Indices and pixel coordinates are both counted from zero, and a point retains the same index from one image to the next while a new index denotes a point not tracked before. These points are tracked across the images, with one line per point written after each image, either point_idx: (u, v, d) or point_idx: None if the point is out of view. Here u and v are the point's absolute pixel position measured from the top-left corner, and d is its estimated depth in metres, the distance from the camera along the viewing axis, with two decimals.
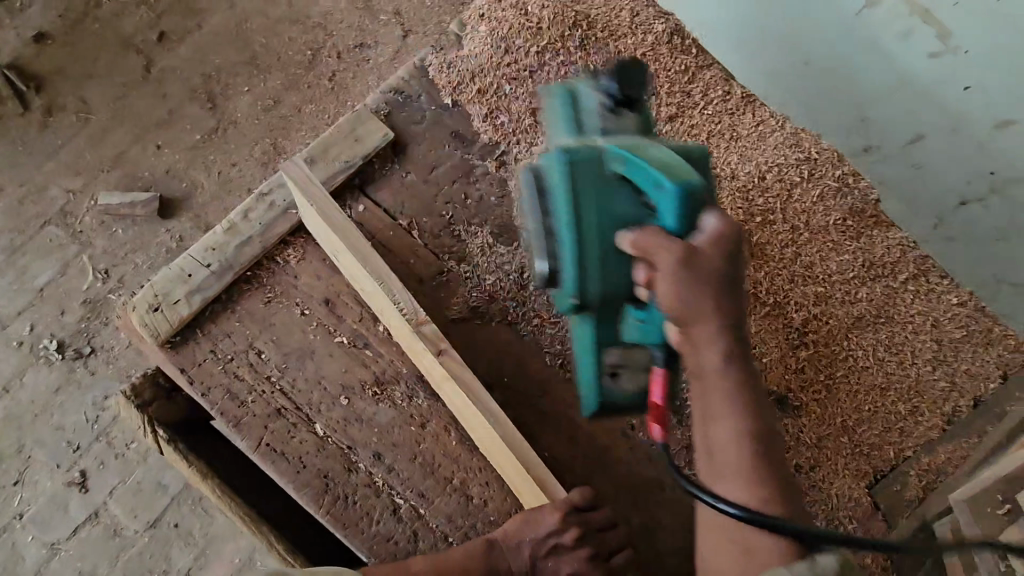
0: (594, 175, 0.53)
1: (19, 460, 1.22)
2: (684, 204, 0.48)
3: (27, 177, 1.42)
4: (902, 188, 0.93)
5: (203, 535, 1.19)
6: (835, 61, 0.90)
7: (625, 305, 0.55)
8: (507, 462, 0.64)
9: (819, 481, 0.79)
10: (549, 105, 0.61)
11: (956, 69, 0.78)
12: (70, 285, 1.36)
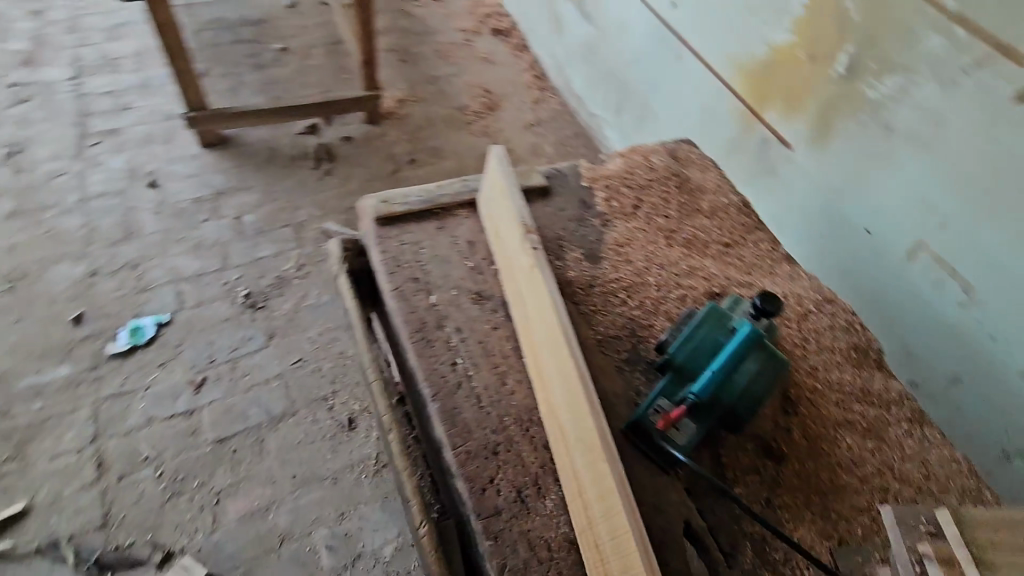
0: (719, 319, 0.95)
1: (174, 352, 1.68)
2: (745, 341, 0.89)
3: (293, 198, 2.13)
4: (949, 415, 1.29)
5: (246, 469, 1.52)
6: (897, 306, 1.37)
7: (687, 381, 0.92)
8: (550, 329, 0.90)
9: (783, 521, 0.90)
10: (724, 299, 1.06)
11: (981, 320, 1.22)
12: (275, 263, 1.94)
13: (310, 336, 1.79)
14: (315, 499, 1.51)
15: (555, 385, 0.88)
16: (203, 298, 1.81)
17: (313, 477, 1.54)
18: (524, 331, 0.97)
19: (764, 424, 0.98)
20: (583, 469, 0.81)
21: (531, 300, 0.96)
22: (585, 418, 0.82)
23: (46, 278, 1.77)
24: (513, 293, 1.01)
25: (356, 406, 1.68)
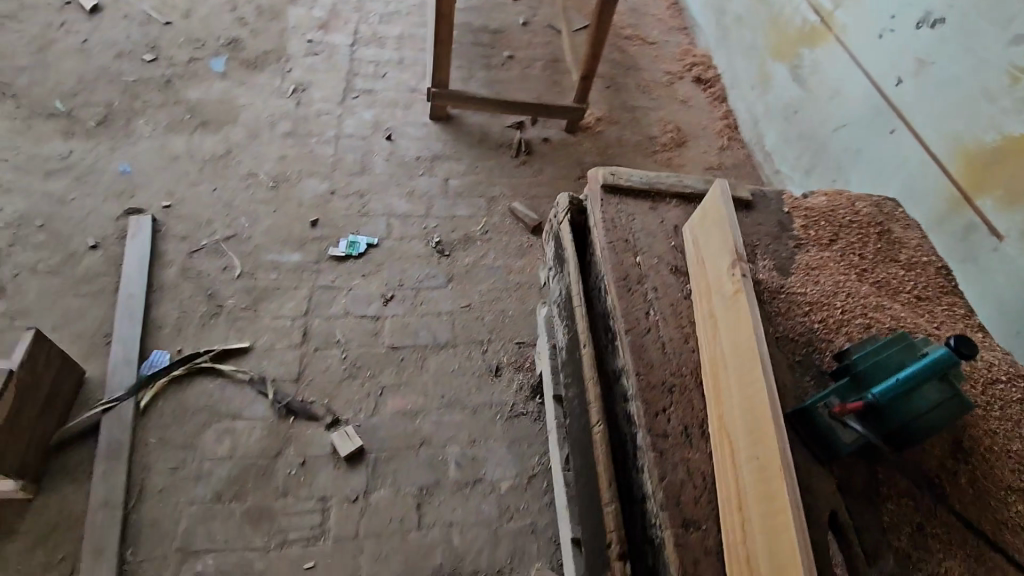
0: (909, 344, 0.98)
1: (375, 269, 2.02)
2: (936, 360, 0.90)
3: (492, 176, 2.43)
4: None
5: (407, 376, 1.79)
6: None
7: (863, 390, 0.96)
8: (744, 352, 0.91)
9: (927, 549, 0.90)
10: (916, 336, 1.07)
11: None
12: (466, 223, 2.23)
13: (480, 290, 2.04)
14: (454, 420, 1.72)
15: (735, 403, 0.90)
16: (406, 234, 2.14)
17: (457, 402, 1.76)
18: (710, 347, 1.01)
19: (928, 458, 0.98)
20: (752, 494, 0.81)
21: (727, 321, 0.98)
22: (765, 440, 0.83)
23: (300, 186, 2.19)
24: (705, 308, 1.06)
25: (504, 357, 1.88)
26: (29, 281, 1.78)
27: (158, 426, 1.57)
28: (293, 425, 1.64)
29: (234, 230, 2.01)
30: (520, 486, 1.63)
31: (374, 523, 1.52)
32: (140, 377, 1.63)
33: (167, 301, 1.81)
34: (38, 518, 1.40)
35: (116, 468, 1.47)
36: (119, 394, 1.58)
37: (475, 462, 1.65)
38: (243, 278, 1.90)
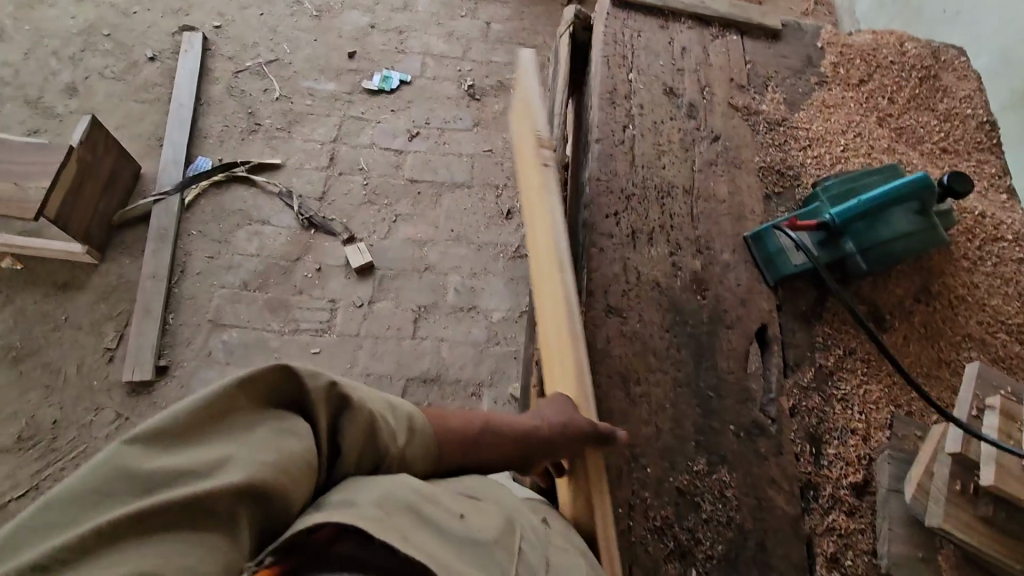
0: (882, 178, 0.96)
1: (405, 106, 2.05)
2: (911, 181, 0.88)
3: (538, 23, 2.30)
4: None
5: (422, 208, 1.88)
6: None
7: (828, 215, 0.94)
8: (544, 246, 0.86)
9: (850, 372, 0.90)
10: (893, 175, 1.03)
11: None
12: (503, 71, 2.17)
13: (505, 137, 2.03)
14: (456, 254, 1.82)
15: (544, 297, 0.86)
16: (439, 75, 2.13)
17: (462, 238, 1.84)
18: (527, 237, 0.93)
19: (884, 296, 0.94)
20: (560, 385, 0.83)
21: (530, 210, 0.92)
22: (562, 331, 0.81)
23: (341, 18, 2.20)
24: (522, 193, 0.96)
25: (517, 203, 1.91)
26: (96, 84, 1.97)
27: (198, 221, 1.78)
28: (313, 237, 1.79)
29: (276, 56, 2.08)
30: (511, 318, 1.74)
31: (374, 328, 1.69)
32: (185, 177, 1.82)
33: (212, 116, 1.96)
34: (102, 279, 1.67)
35: (163, 248, 1.70)
36: (167, 189, 1.79)
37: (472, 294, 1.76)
38: (281, 101, 2.00)
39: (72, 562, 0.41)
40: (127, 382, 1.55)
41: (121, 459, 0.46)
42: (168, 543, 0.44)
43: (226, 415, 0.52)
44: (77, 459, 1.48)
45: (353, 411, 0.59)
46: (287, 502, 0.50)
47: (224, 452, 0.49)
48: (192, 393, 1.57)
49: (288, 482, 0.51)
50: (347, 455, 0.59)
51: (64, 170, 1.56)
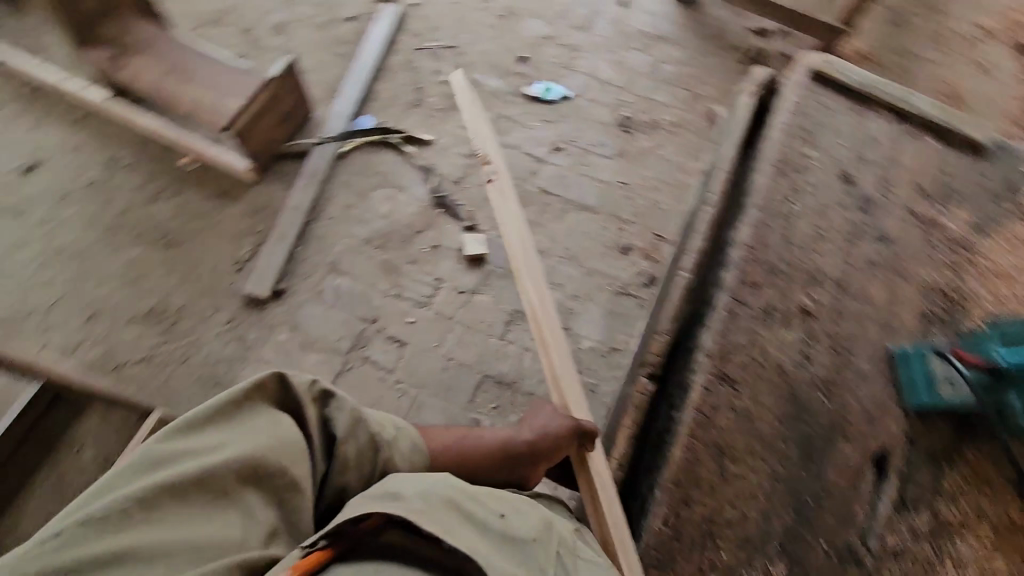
0: None
1: (557, 120, 2.11)
2: None
3: (709, 72, 2.26)
4: None
5: (545, 219, 1.92)
6: None
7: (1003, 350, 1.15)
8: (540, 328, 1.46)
9: (874, 507, 1.18)
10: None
11: None
12: (660, 110, 2.16)
13: (644, 175, 2.02)
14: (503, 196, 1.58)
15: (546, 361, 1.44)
16: (597, 99, 2.17)
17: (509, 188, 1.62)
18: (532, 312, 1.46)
19: (923, 460, 1.21)
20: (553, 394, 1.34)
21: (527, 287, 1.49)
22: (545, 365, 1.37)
23: (524, 24, 2.31)
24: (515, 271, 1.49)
25: (637, 241, 1.89)
26: (301, 29, 2.19)
27: (346, 172, 1.92)
28: (438, 216, 1.87)
29: (456, 44, 2.23)
30: (598, 350, 1.72)
31: (467, 316, 1.74)
32: (347, 130, 1.97)
33: (385, 83, 2.12)
34: (254, 197, 1.86)
35: (310, 186, 1.86)
36: (329, 135, 1.95)
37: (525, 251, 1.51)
38: (447, 86, 2.14)
39: (118, 516, 0.67)
40: (248, 294, 1.72)
41: (149, 451, 0.74)
42: (191, 507, 0.72)
43: (227, 420, 0.80)
44: (187, 346, 1.66)
45: (335, 406, 0.90)
46: (278, 468, 0.79)
47: (205, 446, 0.76)
48: (294, 321, 1.71)
49: (264, 452, 0.78)
50: (338, 439, 0.88)
51: (257, 96, 1.77)
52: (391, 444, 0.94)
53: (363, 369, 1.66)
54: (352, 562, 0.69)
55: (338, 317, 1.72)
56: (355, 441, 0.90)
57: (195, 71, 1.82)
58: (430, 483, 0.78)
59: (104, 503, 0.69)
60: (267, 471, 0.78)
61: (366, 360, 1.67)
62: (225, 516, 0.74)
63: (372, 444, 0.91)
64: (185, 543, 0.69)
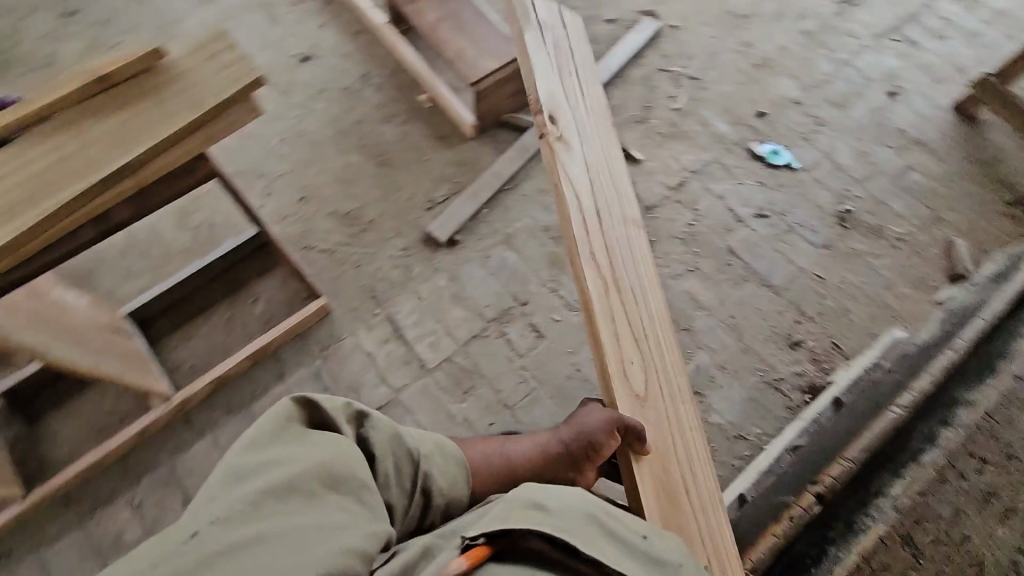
0: None
1: (772, 186, 2.00)
2: None
3: (966, 198, 1.97)
4: None
5: (720, 277, 1.84)
6: None
7: None
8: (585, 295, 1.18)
9: None
10: None
11: None
12: (890, 218, 1.94)
13: (844, 277, 1.84)
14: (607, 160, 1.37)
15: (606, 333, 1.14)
16: (824, 181, 2.01)
17: (615, 153, 1.43)
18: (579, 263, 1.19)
19: None
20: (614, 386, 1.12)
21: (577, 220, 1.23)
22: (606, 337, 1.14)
23: (775, 80, 2.20)
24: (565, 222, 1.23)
25: (810, 341, 1.75)
26: None
27: None
28: None
29: (698, 77, 2.21)
30: (725, 431, 1.62)
31: None
32: None
33: (617, 92, 2.16)
34: (464, 151, 1.99)
35: (516, 160, 1.94)
36: None
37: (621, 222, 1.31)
38: (674, 113, 2.13)
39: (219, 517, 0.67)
40: (429, 234, 1.85)
41: (233, 464, 0.75)
42: (291, 507, 0.71)
43: (286, 441, 0.78)
44: (363, 256, 1.83)
45: (369, 426, 0.88)
46: (348, 471, 0.78)
47: (283, 460, 0.75)
48: (454, 273, 1.81)
49: (336, 460, 0.78)
50: (377, 457, 0.87)
51: (509, 65, 1.88)
52: (428, 460, 0.92)
53: (497, 343, 1.71)
54: (506, 562, 0.77)
55: (493, 286, 1.79)
56: (393, 459, 0.89)
57: (465, 23, 1.97)
58: (568, 499, 0.83)
59: (208, 520, 0.67)
60: (341, 477, 0.77)
61: (502, 336, 1.73)
62: (336, 511, 0.74)
63: (411, 458, 0.90)
64: (313, 533, 0.69)
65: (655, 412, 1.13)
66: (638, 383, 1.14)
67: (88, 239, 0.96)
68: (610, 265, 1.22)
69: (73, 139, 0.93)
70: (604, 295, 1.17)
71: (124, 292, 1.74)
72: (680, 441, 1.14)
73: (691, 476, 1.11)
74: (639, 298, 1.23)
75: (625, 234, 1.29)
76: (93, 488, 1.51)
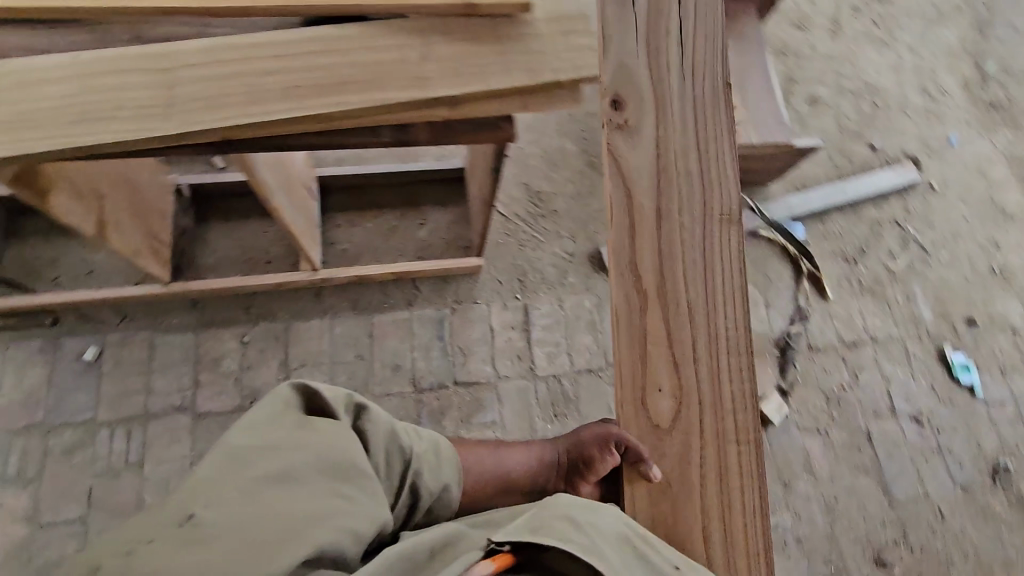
0: None
1: (943, 398, 1.83)
2: None
3: None
4: None
5: (843, 454, 1.73)
6: None
7: None
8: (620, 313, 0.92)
9: None
10: None
11: None
12: None
13: (964, 530, 1.70)
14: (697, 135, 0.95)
15: (627, 356, 0.91)
16: (999, 425, 1.82)
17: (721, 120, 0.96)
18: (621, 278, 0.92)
19: None
20: (633, 409, 0.90)
21: (638, 225, 0.93)
22: (630, 361, 0.90)
23: (1005, 297, 1.99)
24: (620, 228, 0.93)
25: (895, 568, 1.64)
26: (826, 117, 2.13)
27: (747, 250, 1.91)
28: (771, 355, 1.81)
29: (928, 250, 2.02)
30: None
31: None
32: (783, 224, 1.92)
33: (842, 221, 2.00)
34: None
35: None
36: (766, 213, 1.92)
37: (699, 220, 0.93)
38: (886, 272, 1.96)
39: (209, 504, 0.70)
40: (599, 254, 1.83)
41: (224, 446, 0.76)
42: (282, 495, 0.74)
43: (285, 424, 0.80)
44: (531, 240, 1.82)
45: (367, 417, 0.87)
46: (344, 458, 0.79)
47: (279, 448, 0.77)
48: (601, 303, 1.78)
49: (328, 450, 0.79)
50: (371, 448, 0.86)
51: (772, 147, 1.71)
52: (422, 458, 0.90)
53: (606, 389, 1.69)
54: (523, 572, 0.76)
55: None
56: (385, 451, 0.87)
57: (749, 71, 1.78)
58: (604, 518, 0.79)
59: (203, 502, 0.71)
60: (337, 465, 0.78)
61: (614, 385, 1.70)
62: (335, 500, 0.76)
63: (405, 457, 0.88)
64: (299, 526, 0.71)
65: (677, 443, 0.89)
66: (663, 409, 0.89)
67: (386, 141, 0.98)
68: (667, 283, 0.91)
69: (420, 45, 0.94)
70: (640, 302, 0.91)
71: (319, 154, 1.81)
72: (715, 475, 0.88)
73: (724, 513, 0.87)
74: (705, 294, 0.92)
75: (697, 222, 0.93)
76: (218, 307, 1.62)
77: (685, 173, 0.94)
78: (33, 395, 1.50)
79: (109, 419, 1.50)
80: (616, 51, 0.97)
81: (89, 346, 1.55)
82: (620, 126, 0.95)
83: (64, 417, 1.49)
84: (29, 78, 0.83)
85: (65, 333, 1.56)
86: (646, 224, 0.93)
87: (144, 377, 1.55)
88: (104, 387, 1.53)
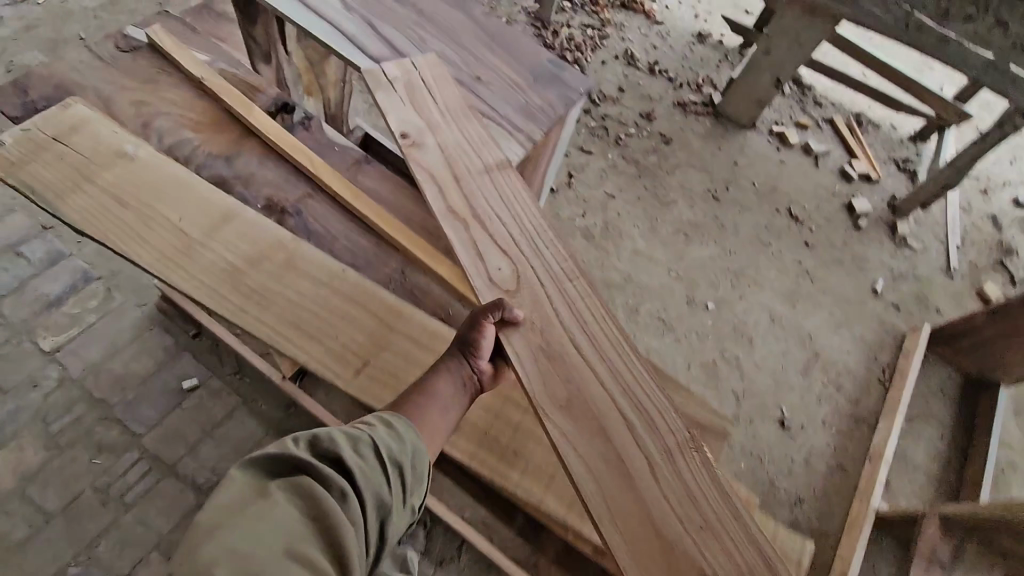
0: None
1: None
2: None
3: None
4: None
5: None
6: None
7: None
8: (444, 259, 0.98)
9: None
10: None
11: None
12: None
13: None
14: (468, 137, 1.09)
15: (466, 252, 0.95)
16: None
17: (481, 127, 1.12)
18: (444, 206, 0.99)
19: None
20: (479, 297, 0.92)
21: (446, 175, 1.03)
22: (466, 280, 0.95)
23: None
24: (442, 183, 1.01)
25: None
26: None
27: None
28: None
29: None
30: None
31: None
32: None
33: None
34: None
35: None
36: None
37: (485, 170, 1.05)
38: None
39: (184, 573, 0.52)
40: None
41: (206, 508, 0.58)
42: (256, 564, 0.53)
43: (264, 486, 0.61)
44: None
45: (331, 441, 0.66)
46: (323, 515, 0.60)
47: (258, 507, 0.58)
48: None
49: (304, 502, 0.60)
50: (348, 471, 0.65)
51: None
52: (390, 437, 0.72)
53: None
54: None
55: None
56: (361, 464, 0.67)
57: None
58: None
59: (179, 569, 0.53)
60: (318, 521, 0.59)
61: None
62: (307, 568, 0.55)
63: (375, 448, 0.70)
64: None
65: (529, 295, 0.92)
66: (506, 276, 0.93)
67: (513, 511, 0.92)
68: (483, 218, 0.98)
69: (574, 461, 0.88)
70: (465, 228, 0.97)
71: None
72: (582, 343, 0.90)
73: (595, 346, 0.90)
74: (501, 200, 1.01)
75: (483, 175, 1.04)
76: (301, 425, 1.61)
77: (471, 155, 1.06)
78: (126, 380, 1.58)
79: (148, 447, 1.51)
80: (388, 106, 1.11)
81: (194, 375, 1.62)
82: (413, 144, 1.07)
83: (125, 415, 1.54)
84: (298, 265, 0.89)
85: (191, 350, 1.65)
86: (468, 175, 1.03)
87: (200, 434, 1.55)
88: (171, 418, 1.56)
